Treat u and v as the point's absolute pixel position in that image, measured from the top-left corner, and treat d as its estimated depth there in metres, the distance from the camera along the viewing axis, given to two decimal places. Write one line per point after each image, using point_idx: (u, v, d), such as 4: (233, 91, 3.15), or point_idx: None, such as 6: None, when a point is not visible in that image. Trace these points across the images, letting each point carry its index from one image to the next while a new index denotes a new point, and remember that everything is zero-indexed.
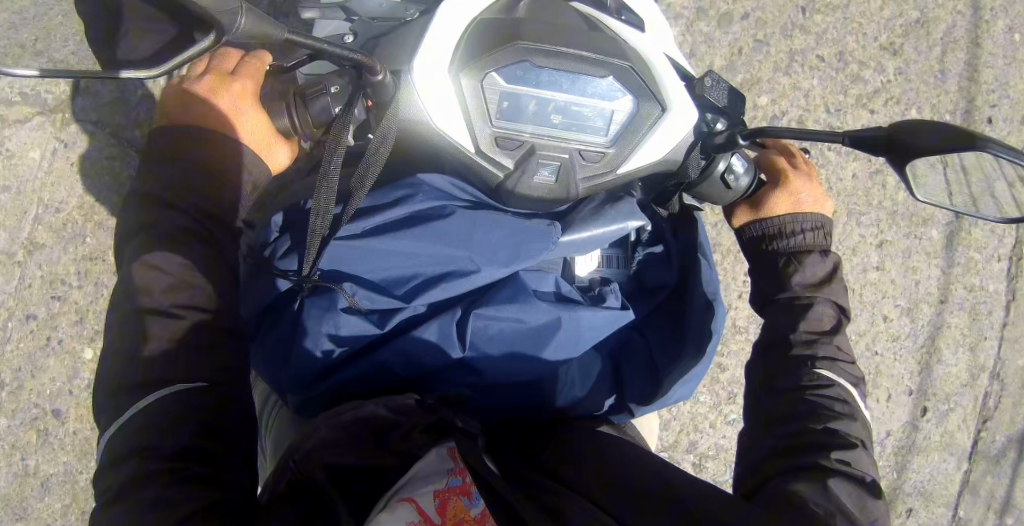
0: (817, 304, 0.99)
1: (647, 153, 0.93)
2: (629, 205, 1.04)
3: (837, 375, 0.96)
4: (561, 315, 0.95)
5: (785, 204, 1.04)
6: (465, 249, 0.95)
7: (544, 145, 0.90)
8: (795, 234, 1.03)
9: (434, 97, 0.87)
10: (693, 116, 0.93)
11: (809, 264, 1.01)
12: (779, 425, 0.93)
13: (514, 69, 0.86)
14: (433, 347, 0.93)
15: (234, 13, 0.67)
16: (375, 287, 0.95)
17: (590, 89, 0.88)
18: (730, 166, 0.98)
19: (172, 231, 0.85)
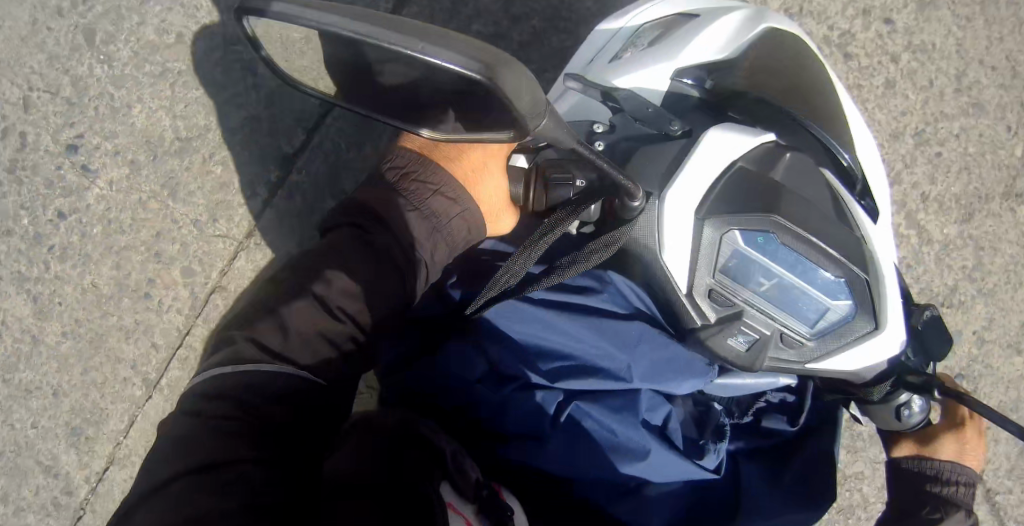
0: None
1: (842, 361, 0.92)
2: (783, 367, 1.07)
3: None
4: (651, 449, 0.96)
5: (951, 449, 1.04)
6: (623, 355, 0.97)
7: (753, 315, 0.90)
8: (950, 482, 1.00)
9: (672, 228, 0.88)
10: (902, 338, 0.92)
11: (952, 520, 0.97)
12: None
13: (757, 236, 0.87)
14: (529, 413, 0.97)
15: (539, 118, 0.62)
16: (522, 350, 1.00)
17: (820, 282, 0.88)
18: (909, 401, 0.99)
19: (380, 246, 0.90)
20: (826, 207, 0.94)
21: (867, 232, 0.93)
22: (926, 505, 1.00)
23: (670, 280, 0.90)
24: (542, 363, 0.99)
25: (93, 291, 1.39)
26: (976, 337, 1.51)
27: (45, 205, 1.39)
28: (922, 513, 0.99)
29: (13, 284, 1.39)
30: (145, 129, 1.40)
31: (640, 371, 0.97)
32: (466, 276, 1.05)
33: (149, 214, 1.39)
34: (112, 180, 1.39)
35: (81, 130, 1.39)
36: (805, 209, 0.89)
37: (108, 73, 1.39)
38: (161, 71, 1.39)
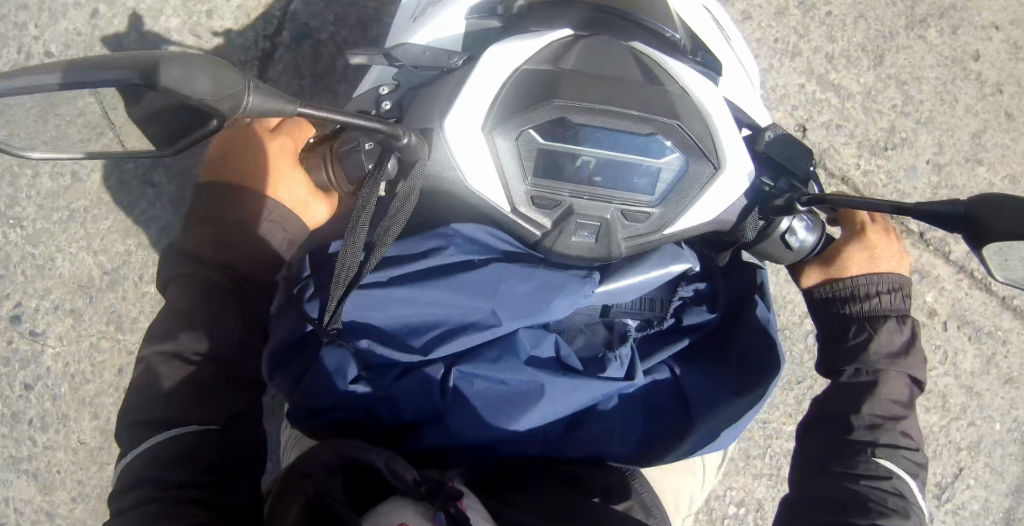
0: (888, 378, 0.93)
1: (696, 214, 0.86)
2: (673, 250, 1.01)
3: (896, 466, 0.90)
4: (544, 384, 0.91)
5: (861, 261, 0.98)
6: (486, 301, 0.92)
7: (583, 207, 0.85)
8: (870, 297, 0.96)
9: (465, 151, 0.83)
10: (749, 166, 0.85)
11: (885, 334, 0.94)
12: (818, 511, 0.87)
13: (551, 127, 0.82)
14: (416, 399, 0.91)
15: (237, 97, 0.69)
16: (387, 337, 0.94)
17: (635, 148, 0.82)
18: (792, 227, 0.90)
19: (206, 281, 0.86)
20: (632, 70, 0.85)
21: (683, 80, 0.86)
22: (851, 327, 0.96)
23: (489, 201, 0.86)
24: (415, 344, 0.93)
25: (83, 447, 1.36)
26: (904, 177, 1.54)
27: (9, 383, 1.34)
28: (850, 338, 0.95)
29: (9, 470, 1.35)
30: (74, 275, 1.35)
31: (506, 312, 0.92)
32: (318, 282, 0.98)
33: (105, 354, 1.36)
34: (63, 335, 1.35)
35: (16, 299, 1.34)
36: (594, 80, 0.82)
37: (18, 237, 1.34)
38: (69, 215, 1.35)
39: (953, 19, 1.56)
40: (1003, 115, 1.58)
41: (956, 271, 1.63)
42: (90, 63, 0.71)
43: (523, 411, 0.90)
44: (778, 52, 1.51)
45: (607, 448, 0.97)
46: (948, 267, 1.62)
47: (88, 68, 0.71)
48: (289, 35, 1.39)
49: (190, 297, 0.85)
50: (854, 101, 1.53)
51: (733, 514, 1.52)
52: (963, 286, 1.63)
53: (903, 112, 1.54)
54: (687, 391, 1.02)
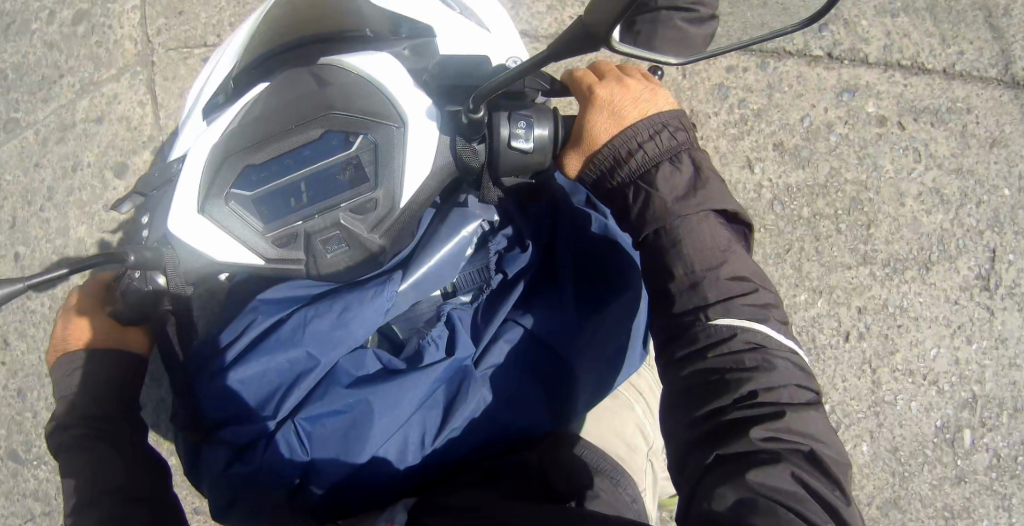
0: (690, 228, 0.86)
1: (413, 175, 0.86)
2: (461, 212, 1.01)
3: (739, 317, 0.83)
4: (368, 398, 0.94)
5: (607, 122, 0.93)
6: (300, 347, 0.95)
7: (316, 226, 0.88)
8: (634, 154, 0.90)
9: (191, 234, 0.88)
10: (425, 102, 0.86)
11: (662, 180, 0.88)
12: (685, 405, 0.82)
13: (247, 177, 0.86)
14: (285, 460, 0.94)
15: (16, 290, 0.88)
16: (242, 418, 0.96)
17: (320, 153, 0.85)
18: (514, 131, 0.87)
19: (75, 443, 0.99)
20: (306, 83, 0.89)
21: (357, 69, 0.89)
22: (626, 192, 0.90)
23: (240, 263, 0.90)
24: (263, 414, 0.96)
25: None
26: None
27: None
28: (633, 205, 0.90)
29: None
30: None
31: (319, 348, 0.95)
32: (178, 397, 1.03)
33: None
34: None
35: None
36: (263, 118, 0.87)
37: (48, 472, 1.57)
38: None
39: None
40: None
41: (883, 71, 1.55)
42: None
43: (372, 426, 0.93)
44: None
45: (502, 421, 0.98)
46: (873, 71, 1.54)
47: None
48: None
49: (71, 463, 0.97)
50: None
51: None
52: (899, 81, 1.54)
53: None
54: (546, 335, 1.02)
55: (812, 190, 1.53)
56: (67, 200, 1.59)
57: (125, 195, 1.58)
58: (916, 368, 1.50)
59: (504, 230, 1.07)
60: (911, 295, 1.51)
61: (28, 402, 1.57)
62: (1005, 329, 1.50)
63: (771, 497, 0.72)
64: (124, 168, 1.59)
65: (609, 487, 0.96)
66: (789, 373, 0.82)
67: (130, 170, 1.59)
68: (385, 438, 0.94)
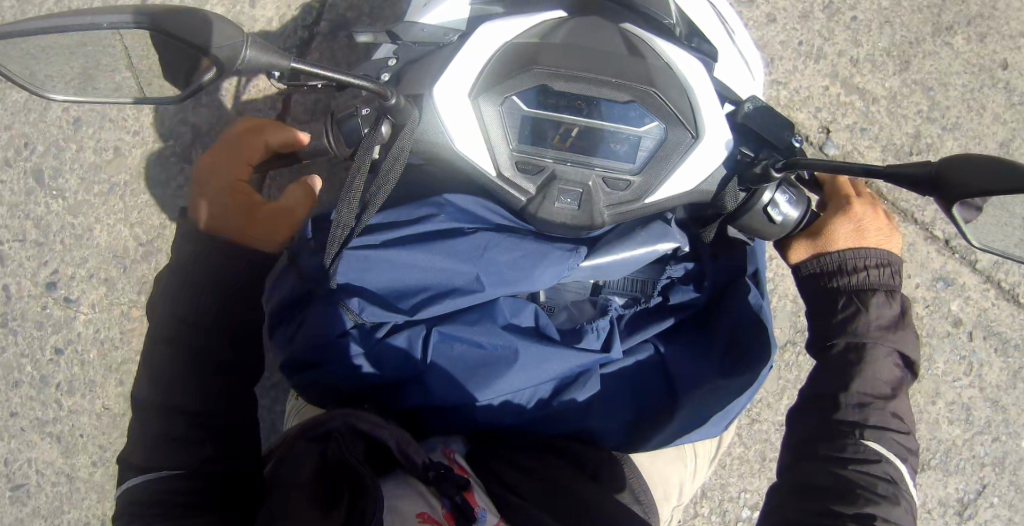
0: (877, 356, 0.90)
1: (674, 185, 0.89)
2: (660, 227, 1.02)
3: (887, 449, 0.87)
4: (518, 348, 0.94)
5: (847, 231, 0.98)
6: (471, 266, 0.94)
7: (565, 172, 0.88)
8: (857, 270, 0.94)
9: (452, 116, 0.87)
10: (727, 136, 0.89)
11: (873, 307, 0.92)
12: (803, 496, 0.85)
13: (534, 94, 0.85)
14: (399, 355, 0.95)
15: (235, 49, 0.73)
16: (379, 299, 0.96)
17: (613, 115, 0.85)
18: (774, 200, 0.93)
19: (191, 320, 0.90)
20: (616, 43, 0.88)
21: (666, 55, 0.88)
22: (840, 300, 0.94)
23: (476, 163, 0.89)
24: (394, 306, 0.96)
25: (111, 410, 1.44)
26: None
27: (41, 345, 1.44)
28: (838, 312, 0.94)
29: (35, 430, 1.45)
30: (111, 246, 1.43)
31: (491, 278, 0.94)
32: (317, 241, 1.03)
33: (134, 323, 1.44)
34: (87, 306, 1.43)
35: (52, 268, 1.43)
36: (574, 49, 0.85)
37: (62, 207, 1.43)
38: (109, 188, 1.42)
39: (981, 26, 1.53)
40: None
41: (982, 280, 1.55)
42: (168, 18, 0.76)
43: (498, 375, 0.94)
44: (800, 54, 1.52)
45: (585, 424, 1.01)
46: (974, 275, 1.55)
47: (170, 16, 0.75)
48: (326, 24, 1.44)
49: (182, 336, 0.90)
50: (877, 104, 1.52)
51: (747, 516, 1.55)
52: (988, 296, 1.55)
53: (928, 116, 1.52)
54: (667, 368, 1.05)
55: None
56: None
57: (275, 4, 1.45)
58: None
59: (683, 265, 1.08)
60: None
61: (78, 135, 1.42)
62: None
63: None
64: None
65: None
66: (905, 517, 0.84)
67: None
68: (502, 390, 0.95)
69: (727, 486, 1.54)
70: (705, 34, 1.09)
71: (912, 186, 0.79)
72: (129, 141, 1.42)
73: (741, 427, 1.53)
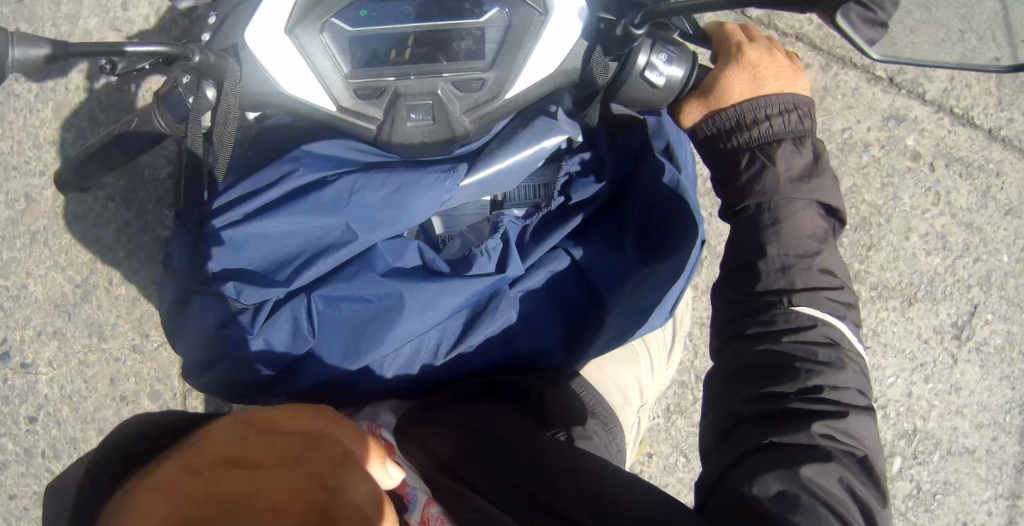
0: (795, 212, 0.82)
1: (534, 70, 0.80)
2: (542, 123, 0.92)
3: (821, 310, 0.80)
4: (402, 291, 0.87)
5: (742, 83, 0.89)
6: (337, 218, 0.86)
7: (410, 88, 0.80)
8: (759, 123, 0.85)
9: (274, 58, 0.78)
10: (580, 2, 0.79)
11: (782, 160, 0.83)
12: (743, 385, 0.78)
13: (355, 11, 0.77)
14: (286, 332, 0.88)
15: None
16: (255, 276, 0.87)
17: (444, 13, 0.77)
18: (650, 63, 0.84)
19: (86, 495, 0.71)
20: None
21: None
22: (744, 153, 0.85)
23: (314, 93, 0.80)
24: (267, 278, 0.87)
25: (42, 473, 1.28)
26: None
27: None
28: (744, 172, 0.84)
29: None
30: None
31: (361, 225, 0.87)
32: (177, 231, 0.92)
33: (41, 374, 1.27)
34: None
35: None
36: None
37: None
38: None
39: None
40: None
41: (928, 98, 1.42)
42: None
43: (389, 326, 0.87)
44: None
45: (511, 350, 0.95)
46: (926, 105, 1.42)
47: None
48: None
49: None
50: None
51: None
52: (944, 124, 1.42)
53: None
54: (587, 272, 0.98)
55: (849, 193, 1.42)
56: None
57: None
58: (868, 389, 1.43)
59: (581, 155, 1.00)
60: (889, 325, 1.42)
61: None
62: (961, 380, 1.45)
63: (819, 495, 0.65)
64: None
65: (602, 436, 0.95)
66: (854, 379, 0.78)
67: None
68: (401, 341, 0.88)
69: None
70: None
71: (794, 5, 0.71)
72: None
73: None
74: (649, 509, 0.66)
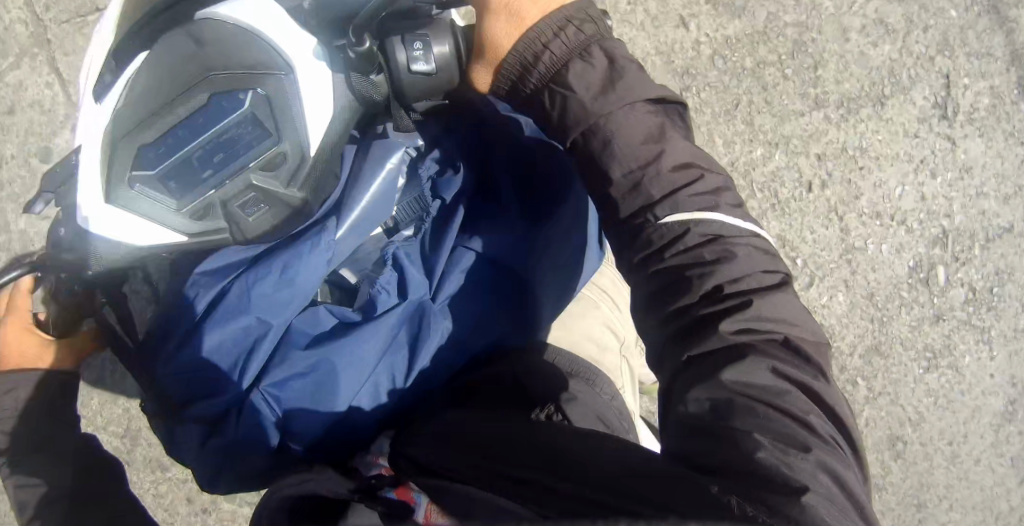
0: (618, 123, 0.86)
1: (314, 120, 0.85)
2: (378, 146, 0.98)
3: (690, 210, 0.85)
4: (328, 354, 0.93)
5: (505, 27, 0.90)
6: (250, 314, 0.95)
7: (229, 191, 0.84)
8: (538, 60, 0.88)
9: (117, 226, 0.84)
10: (309, 39, 0.86)
11: (576, 81, 0.87)
12: (655, 305, 0.85)
13: (142, 155, 0.80)
14: (261, 427, 0.96)
15: None
16: (214, 393, 0.97)
17: (217, 115, 0.80)
18: (408, 54, 0.91)
19: None
20: (177, 49, 0.82)
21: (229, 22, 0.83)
22: (547, 104, 0.89)
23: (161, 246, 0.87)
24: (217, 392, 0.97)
25: None
26: None
27: None
28: (552, 111, 0.88)
29: None
30: None
31: (269, 312, 0.94)
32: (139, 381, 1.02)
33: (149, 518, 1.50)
34: None
35: None
36: (143, 89, 0.80)
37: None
38: None
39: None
40: None
41: None
42: None
43: (334, 384, 0.95)
44: None
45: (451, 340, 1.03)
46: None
47: None
48: None
49: None
50: None
51: None
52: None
53: None
54: (487, 255, 1.04)
55: (753, 39, 1.57)
56: None
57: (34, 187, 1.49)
58: (882, 210, 1.60)
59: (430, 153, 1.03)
60: (861, 136, 1.59)
61: None
62: (966, 157, 1.61)
63: (755, 396, 0.77)
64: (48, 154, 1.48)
65: (586, 391, 1.03)
66: (751, 259, 0.85)
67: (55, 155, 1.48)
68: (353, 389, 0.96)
69: None
70: None
71: None
72: None
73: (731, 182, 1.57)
74: (609, 461, 0.74)
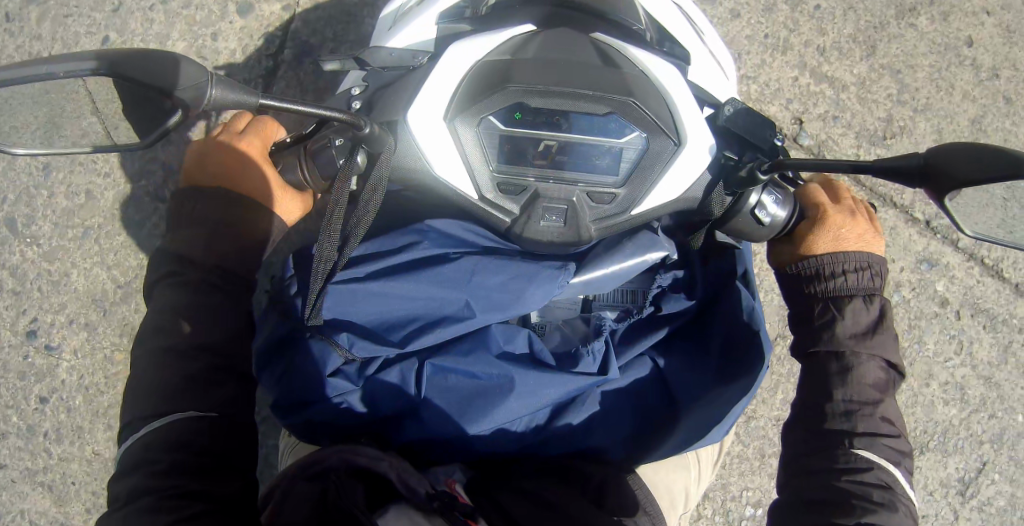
0: (861, 361, 0.94)
1: (661, 193, 0.87)
2: (649, 236, 1.00)
3: (878, 454, 0.91)
4: (513, 376, 0.94)
5: (827, 238, 1.00)
6: (460, 293, 0.94)
7: (549, 191, 0.87)
8: (836, 275, 0.97)
9: (436, 151, 0.85)
10: (710, 141, 0.87)
11: (849, 314, 0.95)
12: (808, 514, 0.88)
13: (510, 113, 0.83)
14: (393, 390, 0.95)
15: (200, 87, 0.74)
16: (374, 335, 0.95)
17: (593, 129, 0.83)
18: (761, 202, 0.92)
19: (179, 431, 0.84)
20: (589, 55, 0.86)
21: (643, 63, 0.87)
22: (817, 311, 0.97)
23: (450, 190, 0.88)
24: (375, 336, 0.95)
25: (98, 457, 1.44)
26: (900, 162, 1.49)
27: (26, 396, 1.43)
28: (817, 317, 0.97)
29: (26, 480, 1.44)
30: (89, 288, 1.43)
31: (482, 305, 0.94)
32: (299, 280, 0.99)
33: (119, 367, 1.44)
34: (65, 351, 1.43)
35: (33, 316, 1.43)
36: (540, 62, 0.83)
37: (39, 254, 1.43)
38: (83, 232, 1.43)
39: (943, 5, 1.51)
40: (1000, 98, 1.52)
41: (965, 259, 1.52)
42: (129, 53, 0.76)
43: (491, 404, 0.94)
44: (769, 48, 1.49)
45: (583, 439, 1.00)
46: (957, 254, 1.52)
47: (126, 55, 0.76)
48: (289, 53, 1.45)
49: (194, 396, 0.87)
50: (848, 92, 1.49)
51: (751, 515, 1.51)
52: (974, 274, 1.53)
53: (901, 99, 1.50)
54: (664, 377, 1.05)
55: None
56: (179, 13, 1.45)
57: (237, 34, 1.45)
58: None
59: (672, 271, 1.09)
60: None
61: (49, 181, 1.43)
62: None
63: None
64: (248, 9, 1.45)
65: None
66: (906, 521, 0.88)
67: (252, 13, 1.45)
68: (500, 419, 0.94)
69: (728, 485, 1.51)
70: (674, 35, 1.09)
71: (904, 180, 0.76)
72: (101, 185, 1.42)
73: (739, 427, 1.49)
74: None
